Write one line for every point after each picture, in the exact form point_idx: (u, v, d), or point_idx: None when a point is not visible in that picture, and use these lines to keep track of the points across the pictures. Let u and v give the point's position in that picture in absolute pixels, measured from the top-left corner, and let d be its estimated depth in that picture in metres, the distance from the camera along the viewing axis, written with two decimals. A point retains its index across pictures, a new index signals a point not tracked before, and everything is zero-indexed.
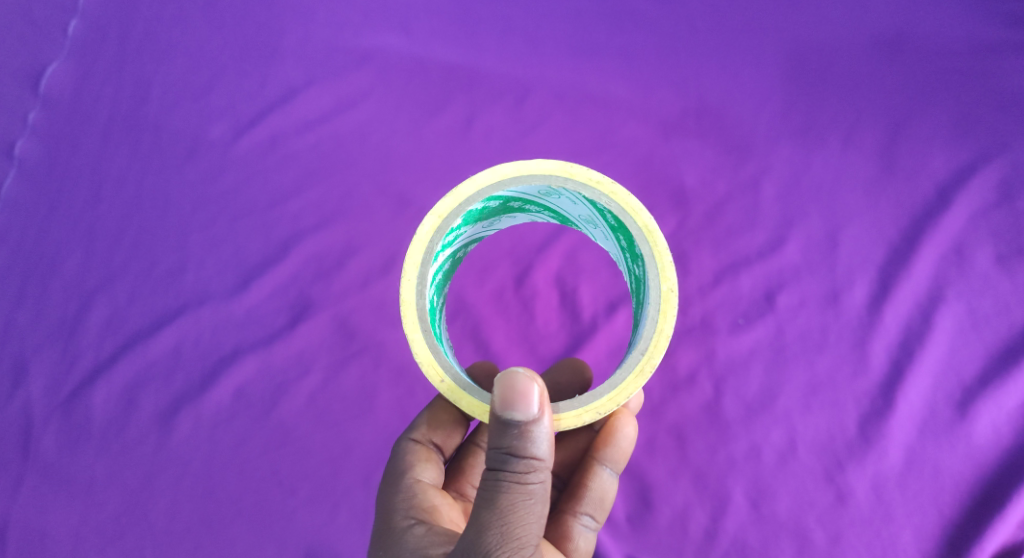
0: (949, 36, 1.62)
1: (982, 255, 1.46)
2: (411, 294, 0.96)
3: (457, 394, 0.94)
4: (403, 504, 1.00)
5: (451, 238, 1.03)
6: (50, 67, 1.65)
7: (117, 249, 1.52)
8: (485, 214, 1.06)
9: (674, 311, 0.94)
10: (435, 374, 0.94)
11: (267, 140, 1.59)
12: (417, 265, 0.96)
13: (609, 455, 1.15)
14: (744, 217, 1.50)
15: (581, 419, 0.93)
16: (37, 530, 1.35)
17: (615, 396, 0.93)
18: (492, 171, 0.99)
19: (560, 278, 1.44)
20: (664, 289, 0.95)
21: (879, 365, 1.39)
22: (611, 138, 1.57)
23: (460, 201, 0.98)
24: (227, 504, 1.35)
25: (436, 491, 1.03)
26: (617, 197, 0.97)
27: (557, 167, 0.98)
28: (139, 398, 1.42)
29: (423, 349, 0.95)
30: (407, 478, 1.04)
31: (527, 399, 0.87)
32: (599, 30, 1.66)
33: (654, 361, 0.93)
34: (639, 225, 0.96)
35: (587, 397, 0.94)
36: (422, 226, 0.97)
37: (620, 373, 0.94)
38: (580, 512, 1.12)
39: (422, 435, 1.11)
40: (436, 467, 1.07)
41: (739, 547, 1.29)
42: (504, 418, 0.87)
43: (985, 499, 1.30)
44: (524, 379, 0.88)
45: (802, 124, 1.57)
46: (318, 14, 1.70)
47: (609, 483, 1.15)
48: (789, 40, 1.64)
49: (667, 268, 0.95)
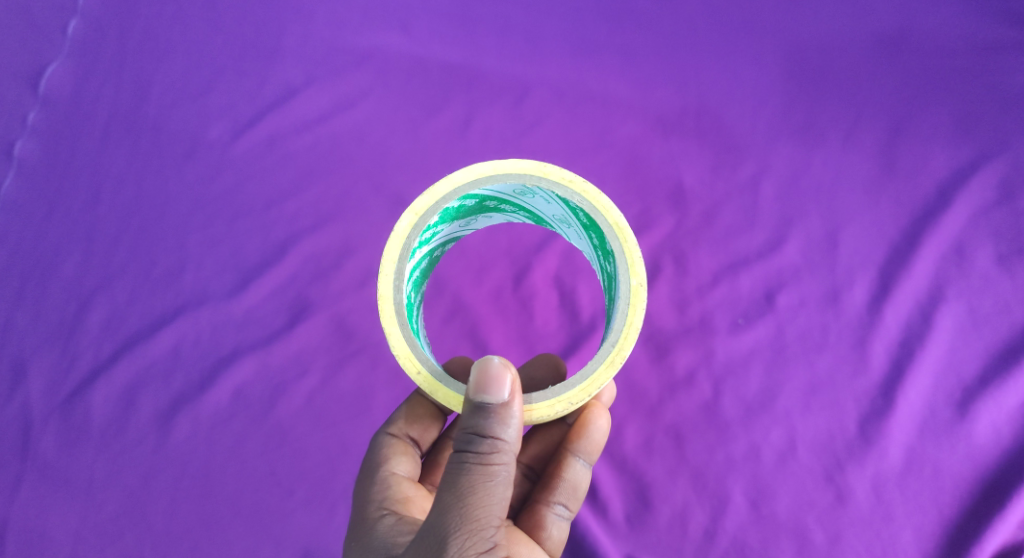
0: (949, 35, 1.62)
1: (983, 253, 1.45)
2: (388, 288, 0.96)
3: (432, 385, 0.94)
4: (377, 496, 1.00)
5: (428, 236, 1.03)
6: (50, 68, 1.66)
7: (116, 249, 1.52)
8: (462, 212, 1.06)
9: (643, 305, 0.94)
10: (412, 366, 0.94)
11: (266, 140, 1.59)
12: (394, 261, 0.97)
13: (582, 446, 1.14)
14: (743, 217, 1.49)
15: (553, 410, 0.93)
16: (37, 529, 1.35)
17: (586, 387, 0.93)
18: (468, 170, 1.00)
19: (558, 278, 1.44)
20: (633, 284, 0.95)
21: (879, 365, 1.38)
22: (610, 138, 1.57)
23: (437, 198, 0.98)
24: (226, 504, 1.35)
25: (410, 483, 1.03)
26: (589, 196, 0.97)
27: (531, 167, 0.98)
28: (139, 397, 1.42)
29: (400, 342, 0.95)
30: (381, 471, 1.04)
31: (499, 383, 0.89)
32: (599, 29, 1.65)
33: (624, 352, 0.93)
34: (609, 223, 0.97)
35: (560, 388, 0.94)
36: (400, 223, 0.98)
37: (592, 364, 0.94)
38: (553, 502, 1.11)
39: (399, 429, 1.11)
40: (411, 459, 1.07)
41: (738, 547, 1.28)
42: (476, 402, 0.89)
43: (986, 499, 1.30)
44: (498, 366, 0.89)
45: (802, 123, 1.57)
46: (317, 14, 1.70)
47: (582, 474, 1.14)
48: (788, 38, 1.63)
49: (636, 263, 0.95)
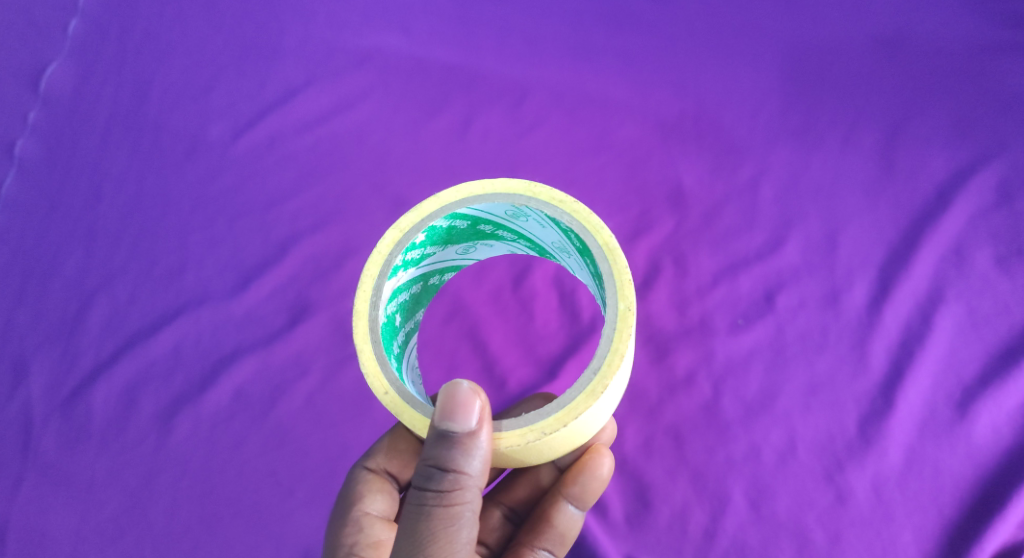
0: (947, 36, 1.62)
1: (982, 254, 1.45)
2: (365, 304, 0.95)
3: (399, 407, 0.92)
4: (348, 539, 1.03)
5: (415, 255, 1.03)
6: (50, 68, 1.66)
7: (117, 249, 1.52)
8: (453, 233, 1.06)
9: (631, 332, 0.90)
10: (379, 386, 0.92)
11: (266, 140, 1.59)
12: (373, 276, 0.96)
13: (574, 493, 1.13)
14: (743, 218, 1.50)
15: (525, 439, 0.88)
16: (37, 530, 1.34)
17: (562, 416, 0.87)
18: (457, 190, 0.99)
19: (559, 279, 1.44)
20: (622, 309, 0.91)
21: (879, 366, 1.38)
22: (610, 139, 1.57)
23: (423, 216, 0.98)
24: (227, 503, 1.34)
25: (383, 524, 1.05)
26: (579, 216, 0.96)
27: (520, 186, 0.97)
28: (139, 397, 1.42)
29: (370, 359, 0.93)
30: (355, 511, 1.06)
31: (467, 411, 0.87)
32: (598, 30, 1.66)
33: (606, 382, 0.88)
34: (599, 243, 0.94)
35: (533, 416, 0.89)
36: (383, 239, 0.98)
37: (571, 393, 0.89)
38: (539, 547, 1.11)
39: (377, 463, 1.12)
40: (387, 497, 1.08)
41: (738, 548, 1.28)
42: (441, 429, 0.87)
43: (986, 499, 1.29)
44: (466, 394, 0.88)
45: (801, 125, 1.57)
46: (317, 15, 1.70)
47: (572, 521, 1.14)
48: (788, 41, 1.64)
49: (626, 287, 0.92)
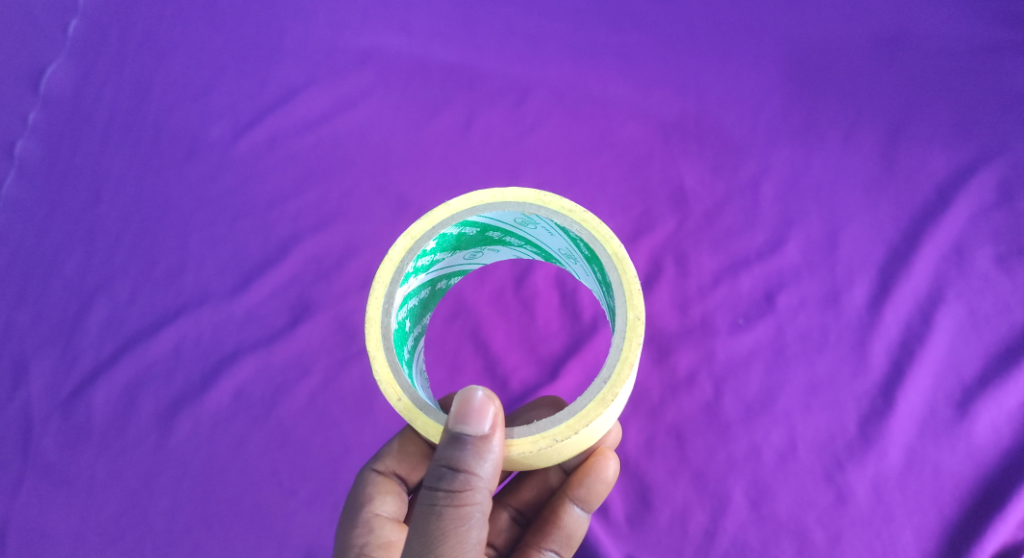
0: (948, 37, 1.63)
1: (982, 254, 1.45)
2: (377, 311, 0.95)
3: (412, 413, 0.92)
4: (359, 540, 1.03)
5: (425, 262, 1.03)
6: (50, 68, 1.66)
7: (117, 249, 1.52)
8: (463, 241, 1.06)
9: (640, 340, 0.90)
10: (392, 392, 0.92)
11: (266, 140, 1.59)
12: (385, 284, 0.96)
13: (580, 495, 1.13)
14: (743, 218, 1.50)
15: (536, 446, 0.89)
16: (37, 530, 1.34)
17: (573, 423, 0.88)
18: (467, 198, 0.99)
19: (560, 279, 1.44)
20: (631, 317, 0.92)
21: (879, 365, 1.38)
22: (610, 138, 1.57)
23: (434, 224, 0.98)
24: (227, 503, 1.34)
25: (393, 525, 1.05)
26: (588, 225, 0.96)
27: (530, 195, 0.98)
28: (139, 398, 1.42)
29: (383, 366, 0.93)
30: (364, 512, 1.06)
31: (481, 415, 0.88)
32: (599, 30, 1.66)
33: (616, 390, 0.89)
34: (608, 252, 0.95)
35: (545, 423, 0.90)
36: (394, 247, 0.98)
37: (581, 401, 0.89)
38: (546, 548, 1.11)
39: (386, 466, 1.12)
40: (396, 498, 1.09)
41: (739, 548, 1.28)
42: (455, 432, 0.88)
43: (986, 499, 1.29)
44: (481, 399, 0.89)
45: (803, 125, 1.57)
46: (318, 15, 1.70)
47: (578, 523, 1.14)
48: (789, 41, 1.64)
49: (635, 295, 0.92)
